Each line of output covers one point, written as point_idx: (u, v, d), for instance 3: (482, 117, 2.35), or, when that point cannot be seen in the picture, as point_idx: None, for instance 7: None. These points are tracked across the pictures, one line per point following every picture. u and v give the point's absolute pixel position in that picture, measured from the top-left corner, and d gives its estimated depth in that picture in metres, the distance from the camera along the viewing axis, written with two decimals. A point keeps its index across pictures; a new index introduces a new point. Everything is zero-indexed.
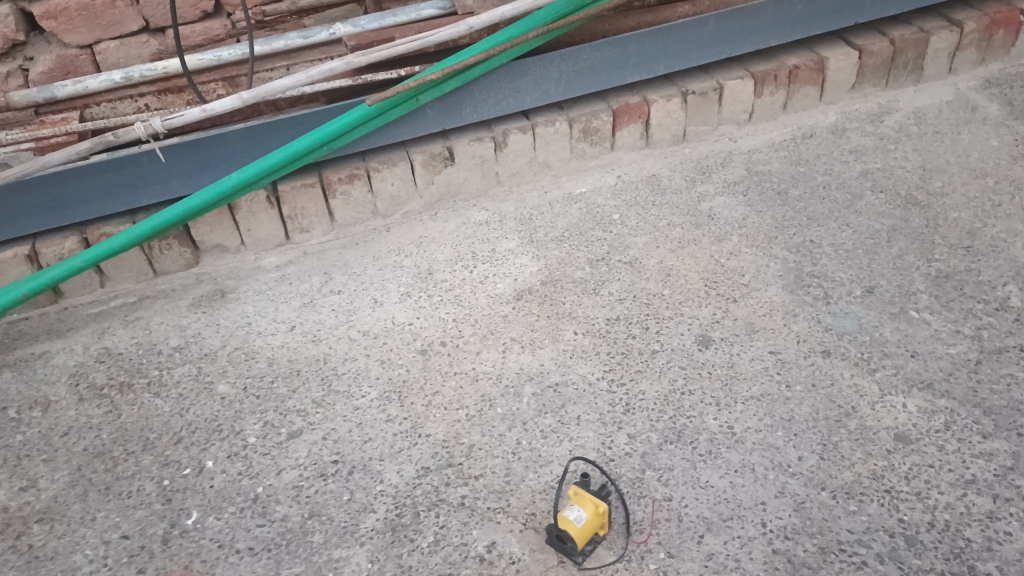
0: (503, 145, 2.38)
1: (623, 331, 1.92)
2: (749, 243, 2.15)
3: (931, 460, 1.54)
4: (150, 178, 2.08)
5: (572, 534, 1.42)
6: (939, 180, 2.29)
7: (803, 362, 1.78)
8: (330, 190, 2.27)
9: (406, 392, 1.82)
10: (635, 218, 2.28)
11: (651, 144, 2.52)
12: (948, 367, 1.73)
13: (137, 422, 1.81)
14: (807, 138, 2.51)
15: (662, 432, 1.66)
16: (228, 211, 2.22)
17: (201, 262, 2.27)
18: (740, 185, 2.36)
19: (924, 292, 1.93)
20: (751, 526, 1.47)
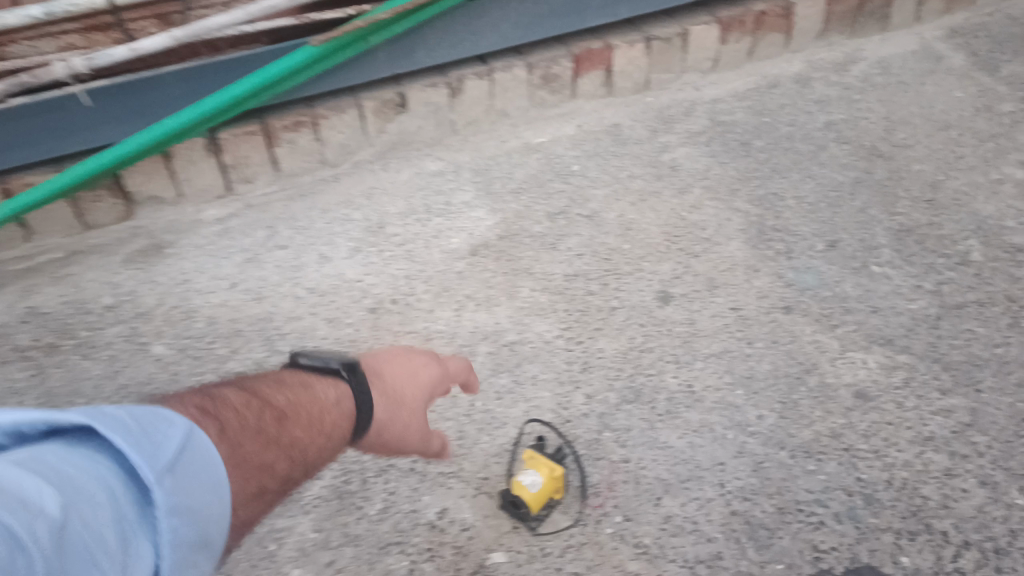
0: (458, 91, 2.26)
1: (582, 287, 1.86)
2: (711, 195, 2.09)
3: (890, 417, 1.52)
4: (76, 124, 1.93)
5: (525, 499, 1.37)
6: (903, 131, 2.25)
7: (764, 319, 1.74)
8: (275, 138, 2.14)
9: (355, 351, 1.74)
10: (595, 169, 2.20)
11: (613, 92, 2.42)
12: (909, 323, 1.71)
13: (67, 386, 1.71)
14: (772, 88, 2.45)
15: (620, 392, 1.61)
16: (164, 159, 2.07)
17: (136, 216, 2.12)
18: (703, 136, 2.28)
19: (887, 246, 1.90)
20: (709, 487, 1.44)
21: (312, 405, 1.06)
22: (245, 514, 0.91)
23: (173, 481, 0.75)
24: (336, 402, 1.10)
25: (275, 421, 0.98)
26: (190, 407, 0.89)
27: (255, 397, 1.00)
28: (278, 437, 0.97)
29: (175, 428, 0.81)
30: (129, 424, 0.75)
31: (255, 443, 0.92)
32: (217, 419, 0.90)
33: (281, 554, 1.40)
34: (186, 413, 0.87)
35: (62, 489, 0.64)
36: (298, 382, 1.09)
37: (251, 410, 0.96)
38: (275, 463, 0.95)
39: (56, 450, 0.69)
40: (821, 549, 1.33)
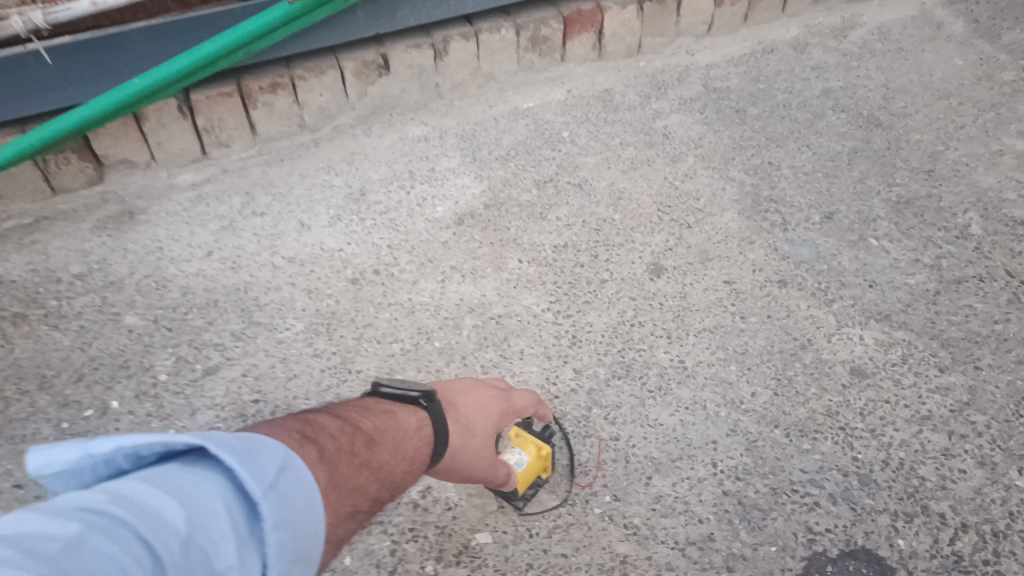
0: (443, 53, 2.16)
1: (571, 259, 1.79)
2: (705, 164, 2.02)
3: (887, 395, 1.48)
4: (40, 83, 1.83)
5: (518, 480, 1.30)
6: (902, 100, 2.18)
7: (758, 292, 1.69)
8: (251, 100, 2.04)
9: (335, 324, 1.68)
10: (586, 136, 2.13)
11: (603, 55, 2.34)
12: (907, 298, 1.66)
13: (33, 358, 1.63)
14: (768, 53, 2.37)
15: (610, 367, 1.56)
16: (134, 121, 1.97)
17: (106, 180, 2.03)
18: (697, 103, 2.21)
19: (885, 218, 1.84)
20: (701, 466, 1.39)
21: (396, 431, 0.98)
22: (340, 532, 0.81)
23: (274, 501, 0.67)
24: (414, 436, 1.00)
25: (364, 446, 0.90)
26: (292, 433, 0.81)
27: (344, 421, 0.92)
28: (369, 460, 0.89)
29: (273, 450, 0.72)
30: (227, 442, 0.68)
31: (352, 465, 0.85)
32: (311, 440, 0.82)
33: None
34: (287, 439, 0.79)
35: (171, 509, 0.59)
36: (382, 410, 1.01)
37: (341, 433, 0.89)
38: (366, 485, 0.87)
39: (161, 471, 0.63)
40: (816, 531, 1.30)
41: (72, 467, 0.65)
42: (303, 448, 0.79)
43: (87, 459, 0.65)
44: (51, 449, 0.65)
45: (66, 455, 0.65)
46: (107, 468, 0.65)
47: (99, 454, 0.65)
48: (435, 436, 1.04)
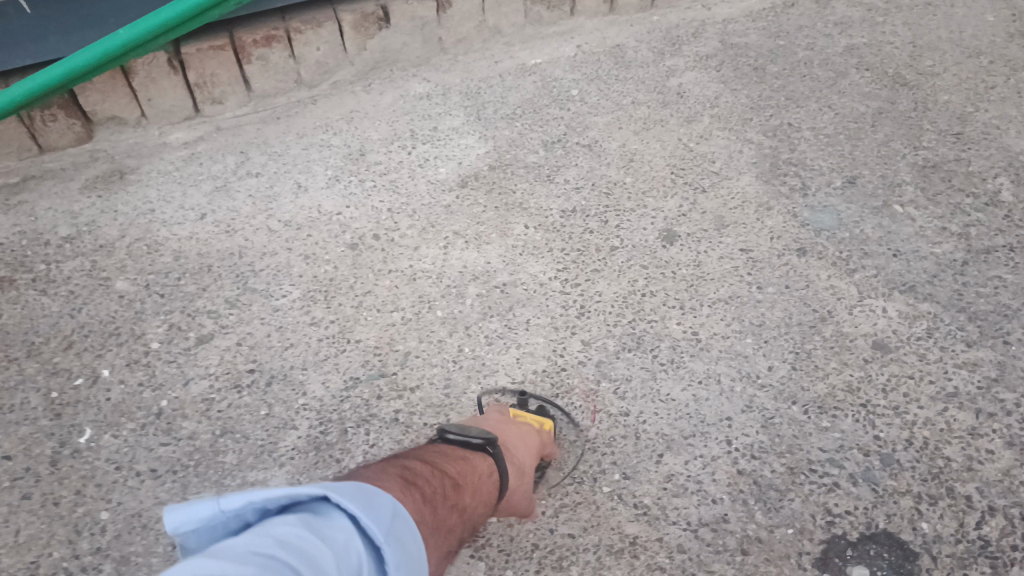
0: (446, 5, 2.06)
1: (580, 225, 1.71)
2: (721, 124, 1.93)
3: (911, 370, 1.41)
4: (21, 34, 1.73)
5: None
6: (929, 58, 2.07)
7: (776, 261, 1.61)
8: (245, 53, 1.95)
9: (333, 291, 1.61)
10: (596, 94, 2.03)
11: (615, 9, 2.23)
12: (933, 268, 1.58)
13: (19, 325, 1.56)
14: (788, 8, 2.25)
15: (620, 339, 1.49)
16: (123, 75, 1.88)
17: (95, 138, 1.95)
18: (713, 59, 2.10)
19: (910, 183, 1.75)
20: (715, 444, 1.33)
21: (474, 474, 1.03)
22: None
23: (397, 548, 0.68)
24: (489, 479, 1.07)
25: (453, 488, 0.96)
26: (396, 478, 0.86)
27: (434, 468, 0.97)
28: (457, 503, 0.95)
29: (385, 498, 0.74)
30: (347, 491, 0.69)
31: (445, 509, 0.90)
32: (415, 468, 0.93)
33: None
34: (395, 481, 0.84)
35: (324, 555, 0.59)
36: (460, 456, 1.07)
37: (434, 478, 0.94)
38: (455, 525, 0.92)
39: (300, 518, 0.64)
40: (835, 513, 1.24)
41: (206, 523, 0.66)
42: (412, 494, 0.83)
43: (219, 515, 0.66)
44: (185, 508, 0.66)
45: (200, 512, 0.66)
46: (236, 523, 0.66)
47: (230, 509, 0.66)
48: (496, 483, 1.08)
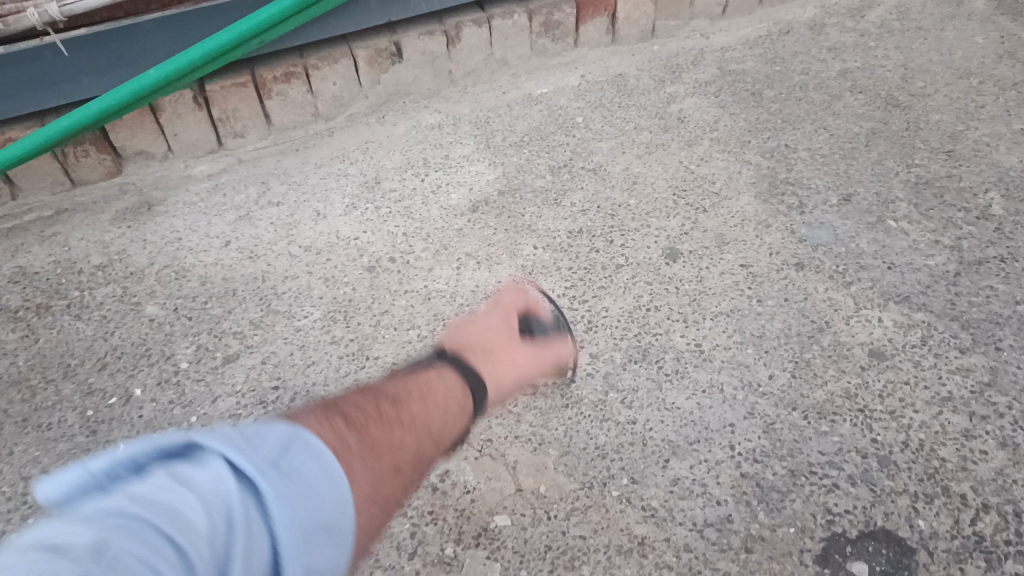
0: (455, 39, 2.16)
1: (586, 245, 1.79)
2: (721, 147, 2.01)
3: (906, 376, 1.47)
4: (57, 75, 1.84)
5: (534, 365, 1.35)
6: (921, 79, 2.15)
7: (776, 276, 1.68)
8: (266, 89, 2.05)
9: (351, 312, 1.69)
10: (600, 121, 2.12)
11: (617, 40, 2.33)
12: (927, 279, 1.64)
13: (56, 348, 1.65)
14: (784, 35, 2.34)
15: (626, 351, 1.56)
16: (151, 112, 1.99)
17: (124, 171, 2.05)
18: (712, 86, 2.19)
19: (904, 199, 1.82)
20: (719, 449, 1.39)
21: (422, 389, 1.04)
22: (386, 491, 0.85)
23: (287, 485, 0.69)
24: (447, 387, 1.08)
25: (392, 406, 0.96)
26: (316, 411, 0.87)
27: (369, 393, 0.98)
28: (399, 419, 0.95)
29: (275, 432, 0.75)
30: (225, 434, 0.70)
31: (381, 426, 0.91)
32: (342, 399, 0.94)
33: None
34: (314, 417, 0.85)
35: (186, 510, 0.61)
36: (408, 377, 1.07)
37: (364, 402, 0.94)
38: (402, 442, 0.92)
39: (171, 470, 0.64)
40: (835, 512, 1.29)
41: None
42: (329, 422, 0.85)
43: None
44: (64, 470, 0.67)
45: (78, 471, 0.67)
46: None
47: None
48: (457, 391, 1.09)
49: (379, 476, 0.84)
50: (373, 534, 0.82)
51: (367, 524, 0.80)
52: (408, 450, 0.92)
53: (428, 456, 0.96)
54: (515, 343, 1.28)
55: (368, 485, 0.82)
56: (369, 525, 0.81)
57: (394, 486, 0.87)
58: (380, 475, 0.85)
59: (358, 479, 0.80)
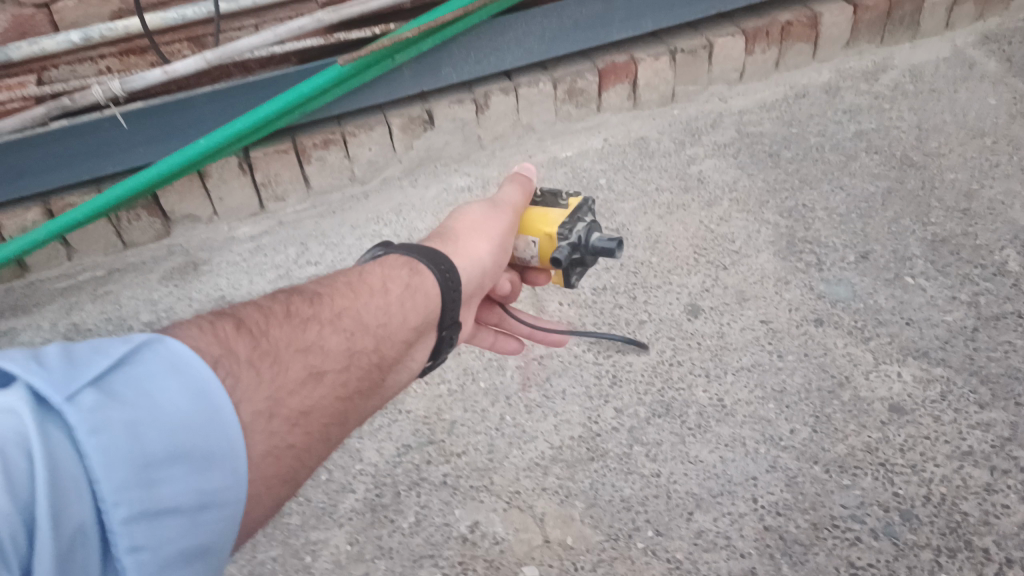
0: (484, 107, 2.28)
1: (610, 301, 1.85)
2: (740, 207, 2.08)
3: (927, 431, 1.50)
4: (114, 145, 1.98)
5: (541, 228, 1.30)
6: (935, 140, 2.21)
7: (795, 331, 1.73)
8: (306, 155, 2.18)
9: None
10: (622, 183, 2.20)
11: (638, 105, 2.43)
12: (945, 335, 1.68)
13: None
14: (800, 98, 2.42)
15: (650, 406, 1.61)
16: (198, 178, 2.12)
17: (172, 233, 2.18)
18: (731, 148, 2.27)
19: (920, 256, 1.87)
20: (742, 502, 1.43)
21: (348, 281, 1.00)
22: (300, 406, 0.84)
23: (119, 406, 0.67)
24: (393, 268, 1.04)
25: (306, 302, 0.93)
26: (206, 317, 0.84)
27: (283, 291, 0.94)
28: (315, 315, 0.92)
29: (128, 343, 0.72)
30: (44, 361, 0.67)
31: (290, 327, 0.88)
32: (255, 300, 0.92)
33: (315, 568, 1.42)
34: (200, 325, 0.81)
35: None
36: (338, 275, 1.01)
37: (273, 302, 0.91)
38: (322, 339, 0.90)
39: None
40: (857, 565, 1.32)
41: None
42: (211, 330, 0.81)
43: None
44: None
45: None
46: None
47: None
48: (408, 265, 1.05)
49: (287, 387, 0.83)
50: (298, 452, 0.84)
51: (277, 454, 0.81)
52: (333, 354, 0.90)
53: (367, 352, 0.95)
54: (488, 209, 1.25)
55: (263, 401, 0.80)
56: (283, 451, 0.81)
57: (314, 395, 0.86)
58: (288, 384, 0.83)
59: (244, 401, 0.78)
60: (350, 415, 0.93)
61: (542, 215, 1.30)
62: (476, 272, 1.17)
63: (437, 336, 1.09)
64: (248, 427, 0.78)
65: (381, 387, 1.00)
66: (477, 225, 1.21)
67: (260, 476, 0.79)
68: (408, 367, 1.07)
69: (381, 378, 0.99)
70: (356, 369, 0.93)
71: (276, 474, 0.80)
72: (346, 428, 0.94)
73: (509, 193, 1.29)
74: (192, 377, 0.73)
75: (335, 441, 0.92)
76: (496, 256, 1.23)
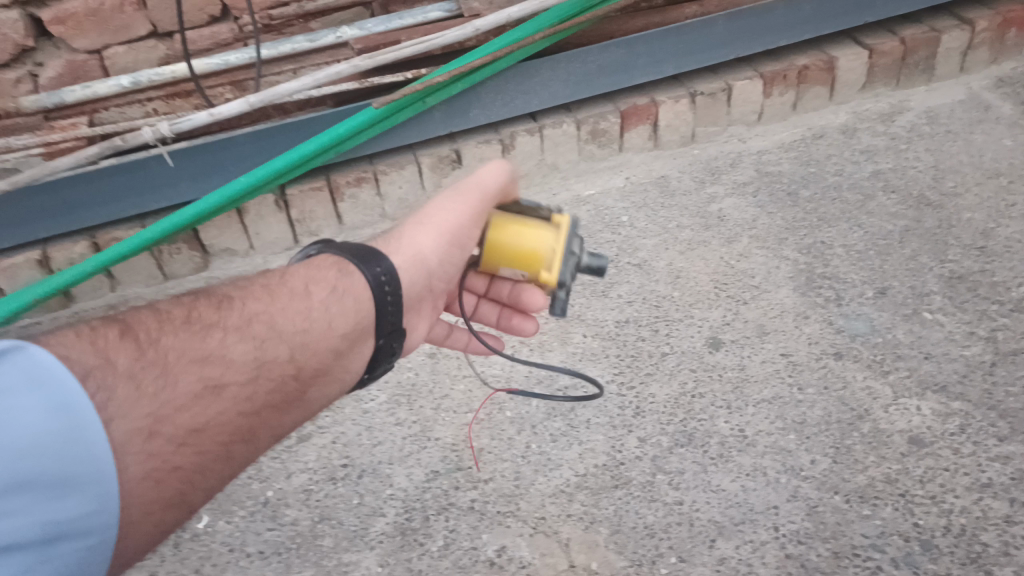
0: (511, 147, 2.37)
1: (633, 334, 1.91)
2: (759, 244, 2.13)
3: (946, 463, 1.53)
4: (159, 182, 2.09)
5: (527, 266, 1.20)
6: (951, 180, 2.26)
7: (815, 364, 1.76)
8: (339, 193, 2.27)
9: (414, 395, 1.81)
10: (644, 220, 2.27)
11: (659, 145, 2.51)
12: (963, 369, 1.71)
13: None
14: (818, 139, 2.48)
15: (673, 435, 1.65)
16: (237, 214, 2.21)
17: (210, 266, 2.27)
18: (750, 187, 2.33)
19: (938, 293, 1.91)
20: (764, 530, 1.46)
21: (274, 286, 1.04)
22: (190, 424, 0.88)
23: None
24: (319, 270, 1.07)
25: (216, 310, 0.97)
26: (112, 326, 0.90)
27: (200, 296, 1.00)
28: (218, 324, 0.95)
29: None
30: None
31: (188, 337, 0.92)
32: (160, 305, 0.97)
33: None
34: (101, 334, 0.88)
35: None
36: (267, 280, 1.05)
37: (179, 308, 0.96)
38: (218, 352, 0.93)
39: None
40: None
41: None
42: (89, 338, 0.86)
43: None
44: None
45: None
46: None
47: None
48: (333, 270, 1.07)
49: (175, 402, 0.88)
50: (187, 472, 0.88)
51: (157, 477, 0.85)
52: (236, 364, 0.94)
53: (279, 362, 0.98)
54: (455, 200, 1.21)
55: (143, 417, 0.85)
56: (163, 475, 0.86)
57: (210, 409, 0.90)
58: (175, 399, 0.87)
59: (116, 419, 0.82)
60: (259, 430, 0.97)
61: (525, 247, 1.20)
62: (420, 270, 1.17)
63: (374, 343, 1.11)
64: (121, 447, 0.82)
65: (302, 398, 1.03)
66: (429, 220, 1.20)
67: (136, 502, 0.83)
68: (341, 378, 1.09)
69: (301, 389, 1.02)
70: (265, 381, 0.96)
71: (158, 499, 0.85)
72: (259, 442, 0.99)
73: (484, 175, 1.22)
74: (55, 393, 0.78)
75: (241, 457, 0.96)
76: (452, 253, 1.21)
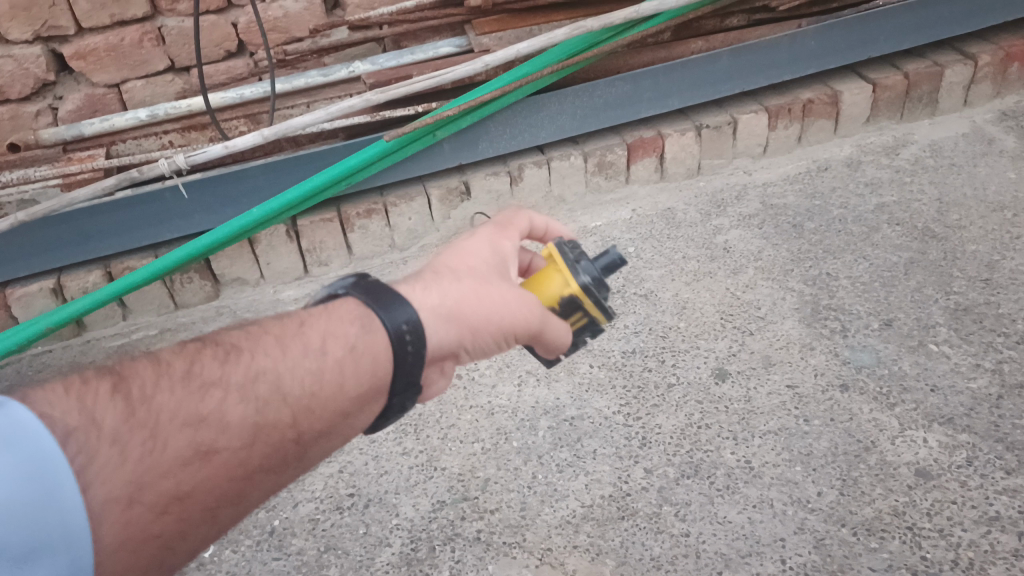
0: (518, 179, 2.40)
1: (639, 364, 1.92)
2: (765, 275, 2.15)
3: (953, 496, 1.53)
4: (172, 213, 2.13)
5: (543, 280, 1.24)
6: (956, 213, 2.27)
7: (821, 397, 1.77)
8: (349, 224, 2.31)
9: (421, 425, 1.83)
10: (651, 251, 2.29)
11: (665, 177, 2.54)
12: (969, 402, 1.71)
13: None
14: (822, 172, 2.51)
15: (679, 467, 1.65)
16: (248, 244, 2.25)
17: (221, 295, 2.31)
18: (756, 219, 2.35)
19: (943, 324, 1.92)
20: (771, 563, 1.46)
21: (286, 334, 0.90)
22: (176, 490, 0.77)
23: None
24: (338, 322, 0.92)
25: (218, 362, 0.84)
26: (101, 377, 0.79)
27: (205, 344, 0.88)
28: (217, 380, 0.83)
29: None
30: None
31: (185, 393, 0.80)
32: (162, 354, 0.86)
33: None
34: (85, 387, 0.77)
35: None
36: (280, 324, 0.92)
37: (178, 360, 0.84)
38: (215, 414, 0.81)
39: None
40: None
41: None
42: (79, 391, 0.76)
43: None
44: None
45: None
46: None
47: None
48: (355, 322, 0.92)
49: (161, 467, 0.76)
50: (167, 539, 0.78)
51: (135, 545, 0.75)
52: (232, 428, 0.81)
53: (279, 426, 0.84)
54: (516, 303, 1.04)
55: (123, 485, 0.73)
56: (143, 541, 0.75)
57: (198, 475, 0.79)
58: (163, 463, 0.76)
59: (96, 484, 0.71)
60: (250, 494, 0.85)
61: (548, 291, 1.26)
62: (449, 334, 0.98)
63: (386, 400, 0.95)
64: (98, 515, 0.71)
65: (303, 459, 0.90)
66: (481, 293, 1.01)
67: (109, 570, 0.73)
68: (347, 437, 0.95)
69: (301, 452, 0.88)
70: (263, 445, 0.84)
71: (134, 565, 0.75)
72: (247, 504, 0.86)
73: (551, 329, 1.11)
74: (26, 450, 0.68)
75: (226, 522, 0.84)
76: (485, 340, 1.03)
